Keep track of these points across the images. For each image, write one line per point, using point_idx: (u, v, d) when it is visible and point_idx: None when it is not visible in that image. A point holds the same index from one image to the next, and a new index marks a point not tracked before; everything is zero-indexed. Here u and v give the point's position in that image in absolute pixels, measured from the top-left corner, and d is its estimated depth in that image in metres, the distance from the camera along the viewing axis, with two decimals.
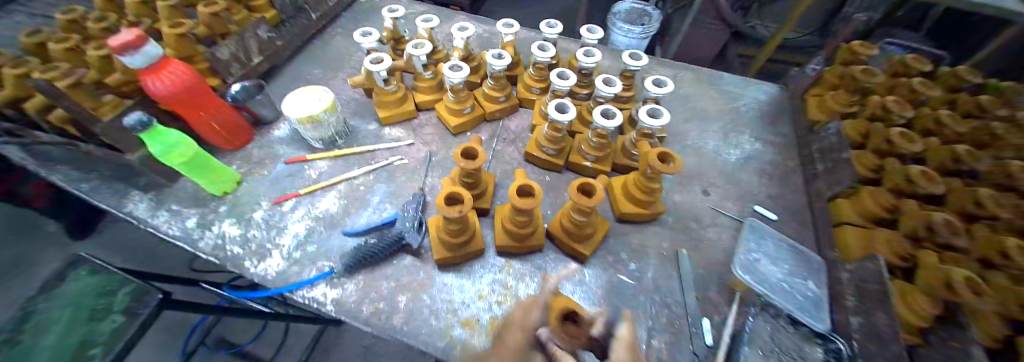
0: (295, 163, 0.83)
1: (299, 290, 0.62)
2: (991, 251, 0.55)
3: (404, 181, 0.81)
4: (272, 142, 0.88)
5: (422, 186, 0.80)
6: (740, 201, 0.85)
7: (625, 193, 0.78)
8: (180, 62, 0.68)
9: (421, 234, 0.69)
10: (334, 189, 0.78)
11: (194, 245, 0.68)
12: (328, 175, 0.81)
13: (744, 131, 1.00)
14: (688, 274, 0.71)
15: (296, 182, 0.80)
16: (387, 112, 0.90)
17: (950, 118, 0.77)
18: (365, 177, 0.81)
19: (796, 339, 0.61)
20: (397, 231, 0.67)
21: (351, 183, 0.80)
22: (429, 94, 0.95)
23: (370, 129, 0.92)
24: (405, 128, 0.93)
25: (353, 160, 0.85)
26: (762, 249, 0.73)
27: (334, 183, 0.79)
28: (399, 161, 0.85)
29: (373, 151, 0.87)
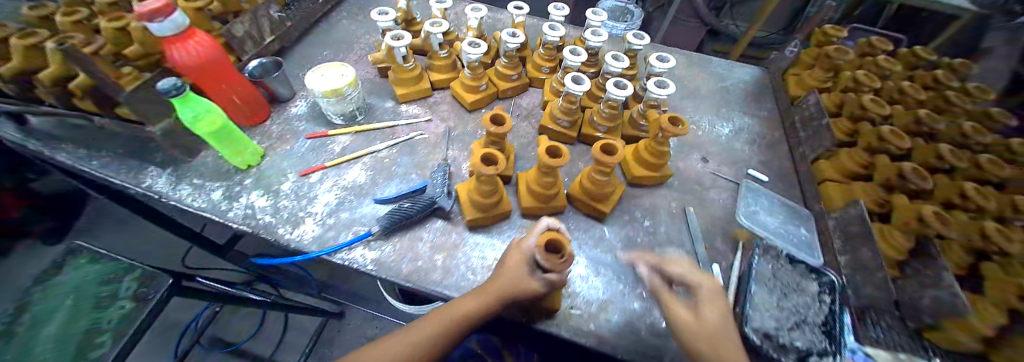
0: (317, 138, 0.86)
1: (337, 253, 0.68)
2: (952, 195, 0.75)
3: (426, 154, 0.87)
4: (290, 118, 0.90)
5: (445, 158, 0.85)
6: (735, 166, 0.93)
7: (637, 158, 0.84)
8: (203, 34, 0.73)
9: (449, 200, 0.76)
10: (359, 162, 0.83)
11: (224, 215, 0.72)
12: (352, 149, 0.85)
13: (734, 107, 1.08)
14: (696, 227, 0.79)
15: (320, 156, 0.83)
16: (405, 89, 0.94)
17: (911, 88, 0.93)
18: (388, 150, 0.86)
19: (795, 275, 0.69)
20: (428, 198, 0.73)
21: (375, 156, 0.85)
22: (444, 72, 0.98)
23: (387, 107, 0.95)
24: (422, 106, 0.97)
25: (373, 135, 0.88)
26: (759, 202, 0.82)
27: (359, 156, 0.84)
28: (419, 136, 0.89)
29: (392, 127, 0.91)
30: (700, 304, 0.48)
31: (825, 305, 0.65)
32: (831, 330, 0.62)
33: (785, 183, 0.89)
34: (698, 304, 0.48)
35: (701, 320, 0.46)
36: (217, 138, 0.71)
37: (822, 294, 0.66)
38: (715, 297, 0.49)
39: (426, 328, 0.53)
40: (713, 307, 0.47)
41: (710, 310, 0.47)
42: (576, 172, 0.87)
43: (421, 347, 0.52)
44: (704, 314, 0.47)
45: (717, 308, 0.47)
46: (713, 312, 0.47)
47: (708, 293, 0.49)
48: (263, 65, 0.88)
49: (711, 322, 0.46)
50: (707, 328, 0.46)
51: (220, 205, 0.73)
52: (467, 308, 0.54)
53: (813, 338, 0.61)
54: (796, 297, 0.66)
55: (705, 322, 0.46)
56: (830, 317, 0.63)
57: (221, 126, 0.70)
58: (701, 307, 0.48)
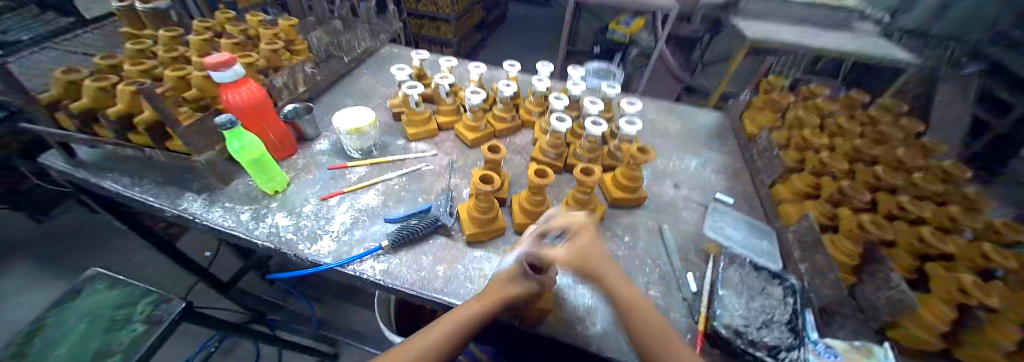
0: (336, 169, 0.99)
1: (349, 264, 0.76)
2: (891, 208, 0.85)
3: (432, 181, 0.98)
4: (314, 154, 1.03)
5: (448, 184, 0.97)
6: (704, 192, 1.04)
7: (614, 183, 0.95)
8: (254, 82, 0.89)
9: (450, 218, 0.86)
10: (373, 188, 0.94)
11: (251, 233, 0.81)
12: (366, 177, 0.97)
13: (701, 143, 1.24)
14: (670, 241, 0.87)
15: (339, 183, 0.95)
16: (415, 129, 1.10)
17: (847, 123, 1.08)
18: (398, 179, 0.98)
19: (760, 280, 0.76)
20: (433, 216, 0.83)
21: (387, 183, 0.96)
22: (449, 116, 1.15)
23: (399, 144, 1.09)
24: (429, 143, 1.11)
25: (386, 166, 1.01)
26: (726, 219, 0.93)
27: (373, 184, 0.95)
28: (426, 167, 1.02)
29: (403, 160, 1.04)
30: (573, 240, 0.64)
31: (789, 306, 0.71)
32: (796, 326, 0.67)
33: (750, 206, 1.01)
34: (569, 239, 0.64)
35: (576, 250, 0.62)
36: (254, 167, 0.84)
37: (786, 297, 0.73)
38: (583, 232, 0.65)
39: (437, 334, 0.59)
40: (586, 239, 0.64)
41: (580, 242, 0.63)
42: (563, 195, 0.98)
43: (434, 346, 0.58)
44: (579, 244, 0.63)
45: (588, 238, 0.64)
46: (585, 241, 0.63)
47: (578, 231, 0.65)
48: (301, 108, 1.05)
49: (588, 249, 0.62)
50: (586, 254, 0.61)
51: (249, 224, 0.82)
52: (472, 310, 0.62)
53: (781, 335, 0.66)
54: (762, 299, 0.72)
55: (583, 250, 0.62)
56: (794, 316, 0.69)
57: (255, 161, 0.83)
58: (576, 241, 0.63)
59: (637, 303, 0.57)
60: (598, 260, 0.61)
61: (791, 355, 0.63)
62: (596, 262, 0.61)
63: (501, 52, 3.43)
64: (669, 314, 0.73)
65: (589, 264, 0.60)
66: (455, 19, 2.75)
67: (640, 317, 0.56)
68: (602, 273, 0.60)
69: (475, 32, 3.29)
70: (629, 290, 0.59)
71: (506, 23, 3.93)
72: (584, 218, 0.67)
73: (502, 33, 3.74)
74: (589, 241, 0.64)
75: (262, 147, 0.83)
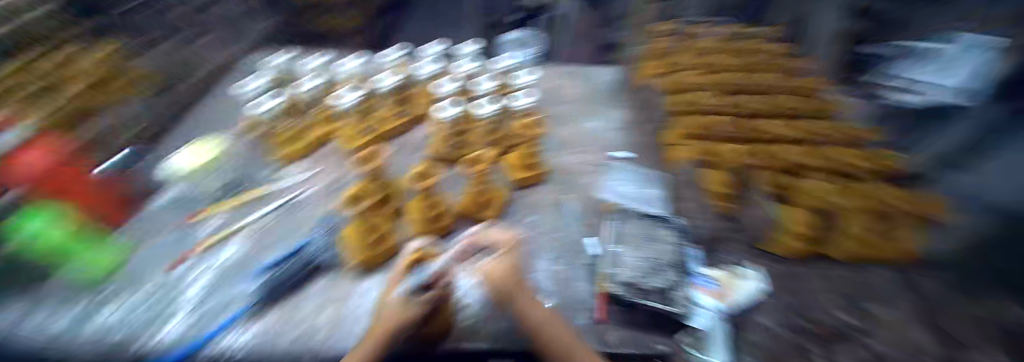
0: (185, 226, 0.84)
1: (210, 339, 0.57)
2: (758, 135, 0.93)
3: (306, 212, 0.87)
4: (161, 212, 0.88)
5: (324, 210, 0.86)
6: (603, 152, 1.06)
7: (514, 164, 0.94)
8: (29, 151, 0.73)
9: (330, 251, 0.73)
10: (232, 240, 0.79)
11: (51, 336, 0.55)
12: (224, 226, 0.84)
13: (599, 103, 1.26)
14: (572, 213, 0.88)
15: (186, 245, 0.79)
16: (290, 150, 1.04)
17: (720, 59, 1.14)
18: (270, 217, 0.86)
19: (646, 226, 0.80)
20: (309, 253, 0.71)
21: (251, 228, 0.83)
22: (323, 128, 1.09)
23: (263, 174, 1.00)
24: (306, 163, 1.04)
25: (248, 207, 0.89)
26: (619, 176, 0.96)
27: (228, 235, 0.81)
28: (297, 197, 0.92)
29: (269, 193, 0.94)
30: (498, 259, 0.63)
31: (673, 248, 0.74)
32: (681, 267, 0.70)
33: (646, 157, 1.04)
34: (495, 258, 0.63)
35: (500, 273, 0.60)
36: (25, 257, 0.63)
37: (672, 239, 0.76)
38: (508, 253, 0.64)
39: None
40: (510, 259, 0.63)
41: (507, 262, 0.63)
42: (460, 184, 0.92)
43: None
44: (501, 264, 0.61)
45: (511, 260, 0.63)
46: (508, 263, 0.62)
47: (504, 252, 0.64)
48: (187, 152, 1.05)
49: (509, 270, 0.61)
50: (506, 275, 0.61)
51: (57, 326, 0.57)
52: (368, 351, 0.51)
53: (670, 277, 0.68)
54: (650, 245, 0.75)
55: (503, 271, 0.61)
56: (676, 257, 0.72)
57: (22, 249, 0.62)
58: (499, 260, 0.62)
59: (546, 325, 0.55)
60: (517, 283, 0.60)
61: (681, 296, 0.65)
62: (515, 284, 0.60)
63: None
64: (574, 284, 0.73)
65: (509, 286, 0.59)
66: None
67: (545, 333, 0.54)
68: (514, 294, 0.58)
69: None
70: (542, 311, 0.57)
71: None
72: (511, 238, 0.68)
73: None
74: (513, 265, 0.63)
75: (60, 232, 0.67)
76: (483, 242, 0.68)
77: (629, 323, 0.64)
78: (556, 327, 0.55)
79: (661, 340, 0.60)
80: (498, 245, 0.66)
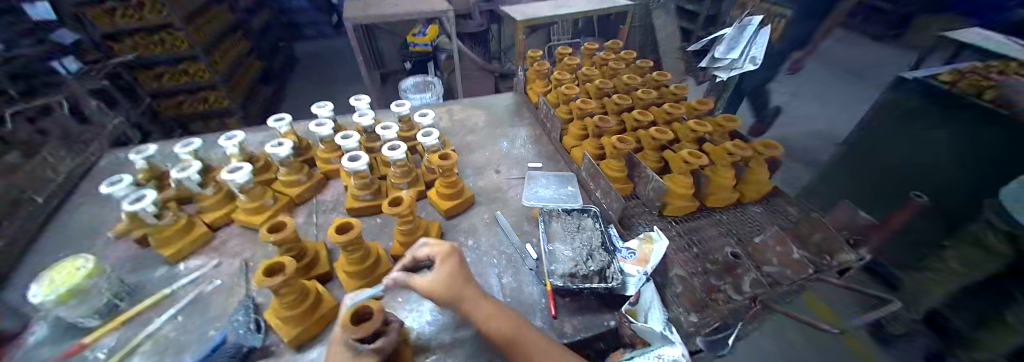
0: (67, 357, 0.65)
1: None
2: (631, 123, 1.12)
3: (221, 303, 0.74)
4: (29, 354, 0.66)
5: (247, 292, 0.76)
6: (520, 166, 1.17)
7: (439, 196, 0.97)
8: None
9: (262, 334, 0.65)
10: (131, 359, 0.64)
11: None
12: (120, 345, 0.67)
13: (505, 125, 1.39)
14: (507, 226, 0.94)
15: None
16: (172, 247, 0.85)
17: (589, 70, 1.37)
18: (170, 323, 0.71)
19: (573, 220, 0.90)
20: (230, 346, 0.62)
21: (156, 337, 0.68)
22: (219, 208, 0.96)
23: (160, 274, 0.82)
24: (204, 254, 0.87)
25: (149, 315, 0.72)
26: (538, 183, 1.04)
27: (128, 353, 0.64)
28: (210, 287, 0.78)
29: (172, 292, 0.77)
30: (437, 270, 0.57)
31: (599, 232, 0.86)
32: (607, 247, 0.81)
33: (555, 162, 1.18)
34: (434, 271, 0.57)
35: (445, 286, 0.56)
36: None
37: (596, 225, 0.88)
38: (449, 259, 0.59)
39: None
40: (450, 266, 0.58)
41: (447, 270, 0.57)
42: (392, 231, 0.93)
43: None
44: (441, 274, 0.57)
45: (453, 266, 0.58)
46: (449, 270, 0.57)
47: (443, 259, 0.59)
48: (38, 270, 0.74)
49: (450, 278, 0.57)
50: (451, 281, 0.57)
51: None
52: None
53: (602, 259, 0.79)
54: (579, 236, 0.85)
55: (447, 282, 0.56)
56: (603, 238, 0.84)
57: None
58: (438, 273, 0.57)
59: (512, 331, 0.55)
60: (464, 286, 0.57)
61: (615, 272, 0.75)
62: (462, 288, 0.57)
63: (305, 96, 3.09)
64: (524, 289, 0.79)
65: (453, 292, 0.56)
66: (224, 82, 2.33)
67: (494, 332, 0.55)
68: (461, 300, 0.56)
69: (261, 86, 2.88)
70: (492, 309, 0.57)
71: (298, 64, 3.56)
72: (451, 245, 0.61)
73: (298, 76, 3.38)
74: (455, 268, 0.58)
75: None
76: (420, 256, 0.61)
77: (575, 308, 0.75)
78: (509, 319, 0.56)
79: (606, 317, 0.73)
80: (435, 255, 0.60)
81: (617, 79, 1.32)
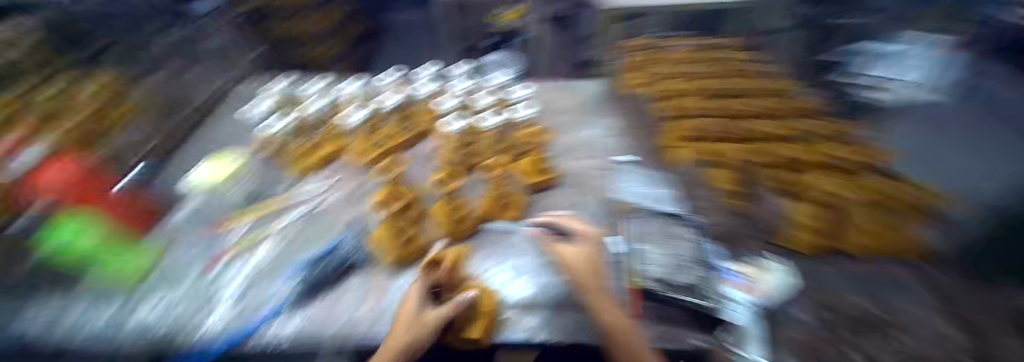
0: (211, 234, 0.84)
1: (257, 331, 0.60)
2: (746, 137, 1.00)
3: (330, 219, 0.89)
4: (180, 223, 0.87)
5: (350, 216, 0.88)
6: (610, 155, 1.10)
7: (526, 169, 0.98)
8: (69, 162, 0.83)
9: (362, 252, 0.78)
10: (265, 244, 0.80)
11: (104, 322, 0.60)
12: (253, 232, 0.84)
13: (595, 113, 1.33)
14: (591, 212, 0.90)
15: (219, 248, 0.80)
16: (304, 166, 1.07)
17: (697, 69, 1.24)
18: (289, 226, 0.86)
19: (664, 224, 0.83)
20: (341, 255, 0.76)
21: (281, 233, 0.83)
22: (334, 143, 1.13)
23: (283, 188, 1.01)
24: (320, 179, 1.04)
25: (275, 215, 0.90)
26: (632, 178, 0.98)
27: (263, 239, 0.81)
28: (323, 206, 0.93)
29: (293, 204, 0.93)
30: (577, 245, 0.65)
31: (693, 242, 0.77)
32: (703, 261, 0.72)
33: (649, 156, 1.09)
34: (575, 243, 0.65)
35: (577, 256, 0.62)
36: (58, 261, 0.68)
37: (693, 234, 0.79)
38: (586, 242, 0.66)
39: None
40: (588, 247, 0.64)
41: (585, 247, 0.64)
42: (477, 192, 0.94)
43: None
44: (576, 251, 0.63)
45: (590, 247, 0.65)
46: (587, 249, 0.64)
47: (582, 238, 0.67)
48: (204, 168, 1.04)
49: (585, 255, 0.63)
50: (587, 257, 0.62)
51: (110, 320, 0.60)
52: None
53: (695, 274, 0.70)
54: (671, 242, 0.78)
55: (580, 256, 0.62)
56: (697, 251, 0.75)
57: (57, 251, 0.68)
58: (577, 247, 0.64)
59: (625, 330, 0.50)
60: (596, 269, 0.60)
61: (708, 291, 0.66)
62: (587, 271, 0.59)
63: None
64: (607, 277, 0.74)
65: (581, 268, 0.60)
66: None
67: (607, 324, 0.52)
68: (585, 281, 0.58)
69: None
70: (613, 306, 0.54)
71: None
72: (594, 230, 0.70)
73: None
74: (591, 250, 0.64)
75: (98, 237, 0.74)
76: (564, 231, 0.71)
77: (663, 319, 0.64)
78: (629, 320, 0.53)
79: (695, 337, 0.60)
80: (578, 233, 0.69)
81: (729, 84, 1.19)
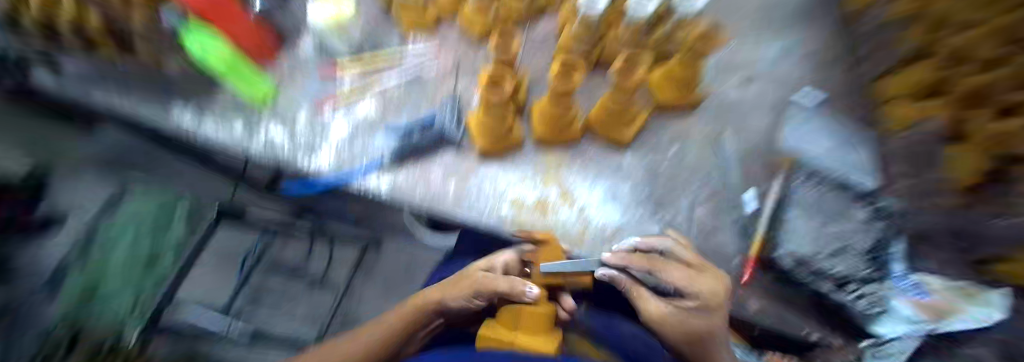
0: (327, 75, 0.84)
1: (354, 179, 0.66)
2: None
3: (435, 86, 0.84)
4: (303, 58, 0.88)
5: (454, 88, 0.82)
6: (781, 88, 0.82)
7: (664, 81, 0.76)
8: None
9: (456, 127, 0.73)
10: (371, 95, 0.80)
11: (243, 145, 0.68)
12: (363, 81, 0.83)
13: (784, 20, 0.93)
14: (729, 155, 0.72)
15: (332, 89, 0.81)
16: (411, 23, 0.96)
17: None
18: (398, 84, 0.83)
19: (841, 201, 0.63)
20: (439, 127, 0.71)
21: (386, 89, 0.82)
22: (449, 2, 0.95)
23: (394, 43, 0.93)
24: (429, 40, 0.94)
25: (384, 68, 0.87)
26: (809, 125, 0.73)
27: (370, 89, 0.81)
28: (428, 70, 0.87)
29: (401, 60, 0.88)
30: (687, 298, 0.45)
31: (873, 232, 0.58)
32: (878, 256, 0.57)
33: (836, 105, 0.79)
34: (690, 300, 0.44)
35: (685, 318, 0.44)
36: (205, 68, 0.76)
37: (874, 221, 0.59)
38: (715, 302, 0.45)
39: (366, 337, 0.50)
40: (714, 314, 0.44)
41: (703, 308, 0.44)
42: (596, 97, 0.80)
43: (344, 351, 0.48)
44: (686, 311, 0.44)
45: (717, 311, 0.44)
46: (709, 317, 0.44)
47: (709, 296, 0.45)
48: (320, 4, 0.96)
49: (699, 321, 0.44)
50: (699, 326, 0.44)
51: (240, 137, 0.69)
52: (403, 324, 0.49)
53: (857, 265, 0.57)
54: (837, 223, 0.61)
55: (694, 326, 0.43)
56: (877, 244, 0.58)
57: (198, 55, 0.76)
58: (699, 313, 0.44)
59: None
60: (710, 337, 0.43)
61: (863, 289, 0.55)
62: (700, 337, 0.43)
63: None
64: (719, 234, 0.63)
65: (691, 329, 0.43)
66: None
67: None
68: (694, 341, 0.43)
69: None
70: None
71: None
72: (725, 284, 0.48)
73: None
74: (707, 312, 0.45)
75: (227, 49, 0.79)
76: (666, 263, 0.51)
77: (774, 294, 0.58)
78: None
79: (807, 327, 0.55)
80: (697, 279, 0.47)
81: None
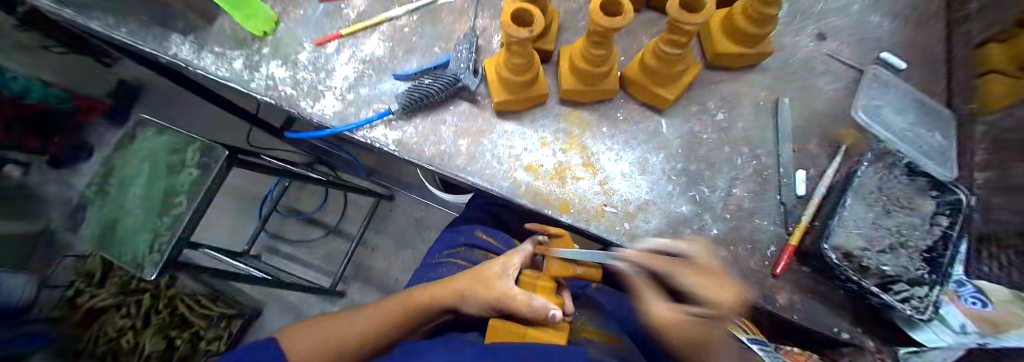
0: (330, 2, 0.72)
1: (360, 129, 0.60)
2: None
3: (451, 23, 0.72)
4: None
5: (472, 27, 0.71)
6: (862, 48, 0.68)
7: (725, 25, 0.61)
8: None
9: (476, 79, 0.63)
10: (378, 32, 0.70)
11: (246, 86, 0.63)
12: (369, 14, 0.72)
13: None
14: (787, 127, 0.62)
15: (336, 23, 0.71)
16: None
17: None
18: (408, 18, 0.72)
19: (908, 189, 0.53)
20: (451, 73, 0.61)
21: (394, 24, 0.71)
22: None
23: None
24: None
25: None
26: (887, 97, 0.63)
27: (377, 24, 0.71)
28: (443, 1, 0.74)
29: None
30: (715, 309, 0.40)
31: (937, 229, 0.50)
32: (937, 259, 0.49)
33: (921, 74, 0.67)
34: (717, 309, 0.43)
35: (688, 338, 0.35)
36: None
37: (936, 216, 0.51)
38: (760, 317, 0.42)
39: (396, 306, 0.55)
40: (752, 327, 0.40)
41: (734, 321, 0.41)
42: (635, 48, 0.69)
43: (388, 316, 0.54)
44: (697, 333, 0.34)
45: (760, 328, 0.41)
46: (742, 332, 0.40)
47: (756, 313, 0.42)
48: None
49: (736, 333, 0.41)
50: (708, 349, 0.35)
51: (243, 76, 0.63)
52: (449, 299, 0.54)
53: (909, 263, 0.49)
54: (901, 215, 0.52)
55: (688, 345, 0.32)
56: (941, 243, 0.49)
57: None
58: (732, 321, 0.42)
59: None
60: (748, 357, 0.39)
61: (911, 290, 0.48)
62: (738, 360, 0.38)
63: None
64: (756, 219, 0.57)
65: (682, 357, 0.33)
66: None
67: None
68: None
69: None
70: None
71: None
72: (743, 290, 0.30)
73: None
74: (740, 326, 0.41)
75: None
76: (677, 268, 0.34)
77: (807, 289, 0.54)
78: None
79: (839, 325, 0.52)
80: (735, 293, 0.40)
81: None
